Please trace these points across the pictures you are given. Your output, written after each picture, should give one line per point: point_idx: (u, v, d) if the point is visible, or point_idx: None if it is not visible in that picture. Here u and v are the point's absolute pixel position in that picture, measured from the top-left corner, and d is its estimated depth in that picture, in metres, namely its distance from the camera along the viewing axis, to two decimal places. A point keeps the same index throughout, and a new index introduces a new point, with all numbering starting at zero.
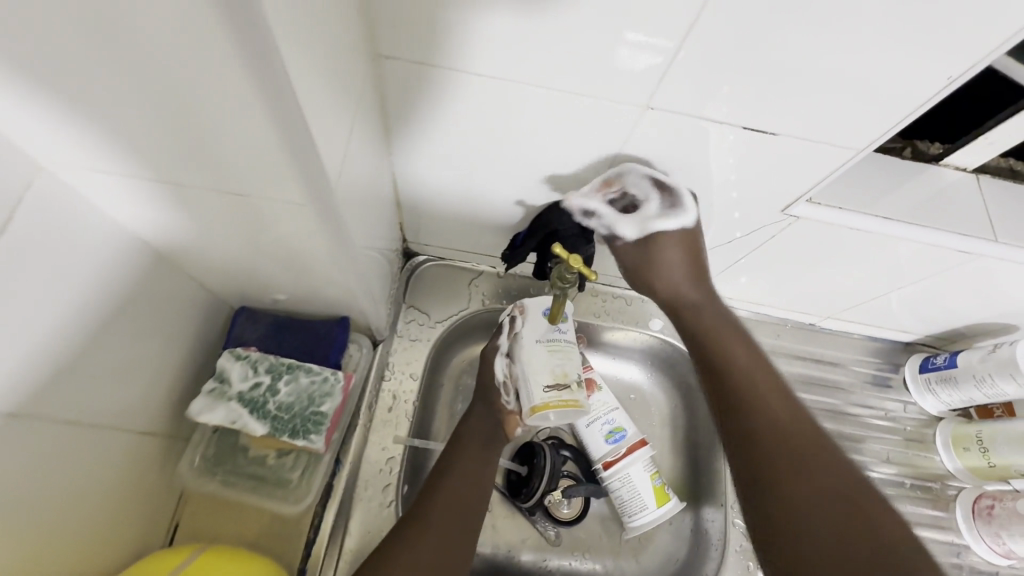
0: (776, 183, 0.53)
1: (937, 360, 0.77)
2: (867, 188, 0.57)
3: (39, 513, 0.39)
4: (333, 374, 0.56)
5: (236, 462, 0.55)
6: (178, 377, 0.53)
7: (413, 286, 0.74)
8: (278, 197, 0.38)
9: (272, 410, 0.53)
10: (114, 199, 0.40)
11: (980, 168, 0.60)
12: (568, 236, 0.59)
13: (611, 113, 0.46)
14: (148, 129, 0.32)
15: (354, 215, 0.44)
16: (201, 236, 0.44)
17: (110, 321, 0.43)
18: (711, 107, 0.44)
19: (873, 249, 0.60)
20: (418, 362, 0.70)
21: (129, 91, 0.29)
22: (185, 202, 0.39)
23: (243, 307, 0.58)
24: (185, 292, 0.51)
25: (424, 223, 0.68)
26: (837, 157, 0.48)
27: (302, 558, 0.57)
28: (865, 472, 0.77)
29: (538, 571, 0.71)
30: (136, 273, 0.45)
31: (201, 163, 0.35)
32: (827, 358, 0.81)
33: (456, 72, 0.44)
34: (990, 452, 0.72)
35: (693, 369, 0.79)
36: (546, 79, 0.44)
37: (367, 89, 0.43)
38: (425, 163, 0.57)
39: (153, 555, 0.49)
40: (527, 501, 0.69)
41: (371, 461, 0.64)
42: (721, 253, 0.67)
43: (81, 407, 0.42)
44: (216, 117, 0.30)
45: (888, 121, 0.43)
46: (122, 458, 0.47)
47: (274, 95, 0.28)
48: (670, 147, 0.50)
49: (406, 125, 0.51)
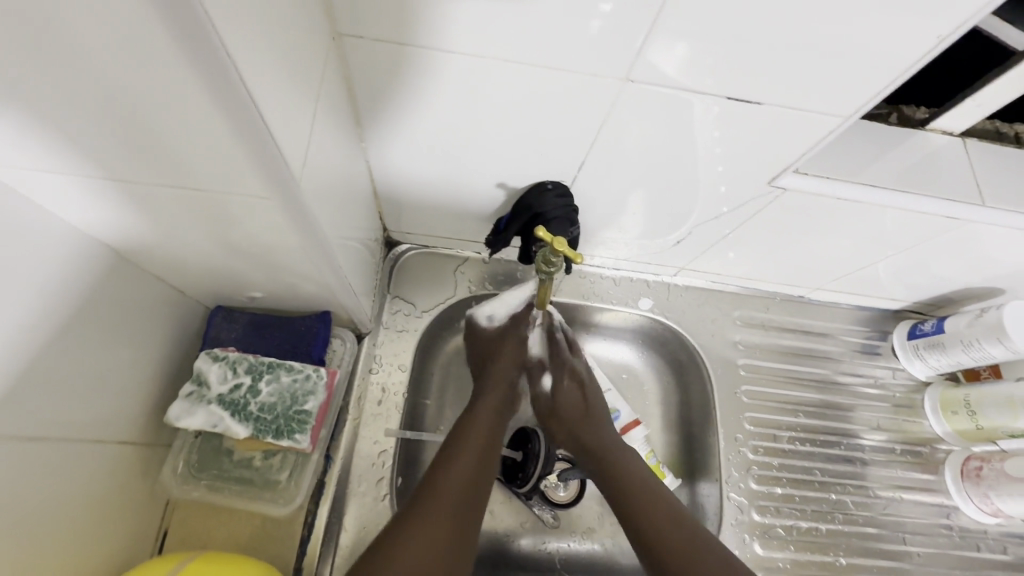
0: (762, 154, 0.51)
1: (925, 327, 0.77)
2: (853, 157, 0.56)
3: (17, 529, 0.38)
4: (315, 371, 0.54)
5: (221, 465, 0.53)
6: (152, 383, 0.51)
7: (396, 277, 0.72)
8: (239, 191, 0.35)
9: (254, 412, 0.52)
10: (65, 202, 0.38)
11: (967, 132, 0.59)
12: (552, 218, 0.57)
13: (588, 89, 0.45)
14: (86, 124, 0.30)
15: (324, 205, 0.42)
16: (162, 236, 0.42)
17: (72, 331, 0.41)
18: (691, 79, 0.43)
19: (861, 218, 0.59)
20: (406, 354, 0.69)
21: (59, 84, 0.27)
22: (142, 201, 0.38)
23: (220, 306, 0.56)
24: (152, 295, 0.49)
25: (404, 210, 0.66)
26: (823, 126, 0.47)
27: (297, 558, 0.56)
28: (857, 440, 0.78)
29: (536, 554, 0.71)
30: (99, 277, 0.43)
31: (151, 160, 0.33)
32: (816, 330, 0.81)
33: (423, 49, 0.42)
34: (978, 415, 0.73)
35: (684, 346, 0.79)
36: (515, 54, 0.42)
37: (329, 70, 0.40)
38: (399, 149, 0.54)
39: (142, 565, 0.48)
40: (523, 487, 0.69)
41: (362, 456, 0.63)
42: (708, 228, 0.65)
43: (44, 421, 0.40)
44: (157, 106, 0.28)
45: (873, 88, 0.42)
46: (101, 469, 0.46)
47: (215, 69, 0.26)
48: (653, 123, 0.48)
49: (374, 107, 0.49)
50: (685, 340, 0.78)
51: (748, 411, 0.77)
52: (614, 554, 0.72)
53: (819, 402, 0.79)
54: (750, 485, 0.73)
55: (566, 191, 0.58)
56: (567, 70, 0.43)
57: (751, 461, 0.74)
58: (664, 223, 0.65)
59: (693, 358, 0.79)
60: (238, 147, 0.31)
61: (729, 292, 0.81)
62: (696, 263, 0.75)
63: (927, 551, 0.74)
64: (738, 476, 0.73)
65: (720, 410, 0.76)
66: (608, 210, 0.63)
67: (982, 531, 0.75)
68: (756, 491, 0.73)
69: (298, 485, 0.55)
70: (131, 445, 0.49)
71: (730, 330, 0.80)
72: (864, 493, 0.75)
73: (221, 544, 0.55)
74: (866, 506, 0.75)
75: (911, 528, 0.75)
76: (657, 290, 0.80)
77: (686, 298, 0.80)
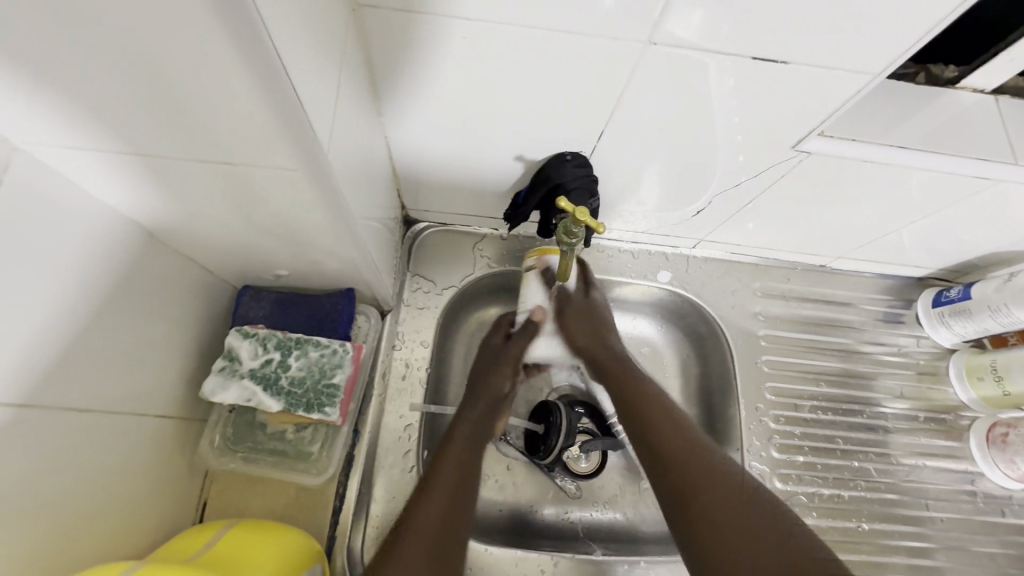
0: (785, 119, 0.50)
1: (951, 294, 0.76)
2: (879, 118, 0.55)
3: (72, 501, 0.41)
4: (340, 346, 0.56)
5: (256, 438, 0.56)
6: (186, 360, 0.53)
7: (416, 256, 0.73)
8: (265, 163, 0.35)
9: (285, 386, 0.54)
10: (102, 181, 0.39)
11: (999, 90, 0.57)
12: (572, 188, 0.56)
13: (610, 53, 0.44)
14: (118, 99, 0.30)
15: (349, 178, 0.43)
16: (191, 215, 0.43)
17: (113, 310, 0.43)
18: (716, 40, 0.42)
19: (886, 182, 0.58)
20: (428, 330, 0.70)
21: (98, 63, 0.27)
22: (175, 180, 0.38)
23: (247, 285, 0.58)
24: (184, 274, 0.51)
25: (423, 187, 0.66)
26: (851, 85, 0.46)
27: (331, 527, 0.58)
28: (879, 408, 0.77)
29: (559, 524, 0.73)
30: (136, 258, 0.45)
31: (184, 137, 0.34)
32: (838, 299, 0.80)
33: (442, 17, 0.41)
34: (1005, 380, 0.72)
35: (704, 318, 0.79)
36: (532, 17, 0.41)
37: (349, 43, 0.40)
38: (417, 125, 0.54)
39: (187, 532, 0.51)
40: (545, 458, 0.70)
41: (389, 429, 0.64)
42: (729, 198, 0.65)
43: (86, 395, 0.41)
44: (186, 76, 0.28)
45: (906, 41, 0.41)
46: (146, 442, 0.48)
47: (246, 38, 0.26)
48: (674, 91, 0.48)
49: (394, 83, 0.49)
50: (705, 312, 0.78)
51: (769, 382, 0.77)
52: (637, 524, 0.74)
53: (841, 372, 0.78)
54: (771, 453, 0.74)
55: (585, 162, 0.57)
56: (586, 34, 0.42)
57: (772, 430, 0.75)
58: (685, 194, 0.64)
59: (713, 330, 0.79)
60: (265, 115, 0.31)
61: (749, 263, 0.80)
62: (716, 234, 0.74)
63: (950, 517, 0.74)
64: (760, 445, 0.73)
65: (741, 380, 0.76)
66: (628, 182, 0.63)
67: (1006, 497, 0.75)
68: (778, 460, 0.73)
69: (329, 457, 0.57)
70: (170, 419, 0.51)
71: (751, 301, 0.79)
72: (887, 460, 0.75)
73: (258, 514, 0.57)
74: (889, 473, 0.75)
75: (935, 494, 0.75)
76: (676, 263, 0.79)
77: (705, 269, 0.79)
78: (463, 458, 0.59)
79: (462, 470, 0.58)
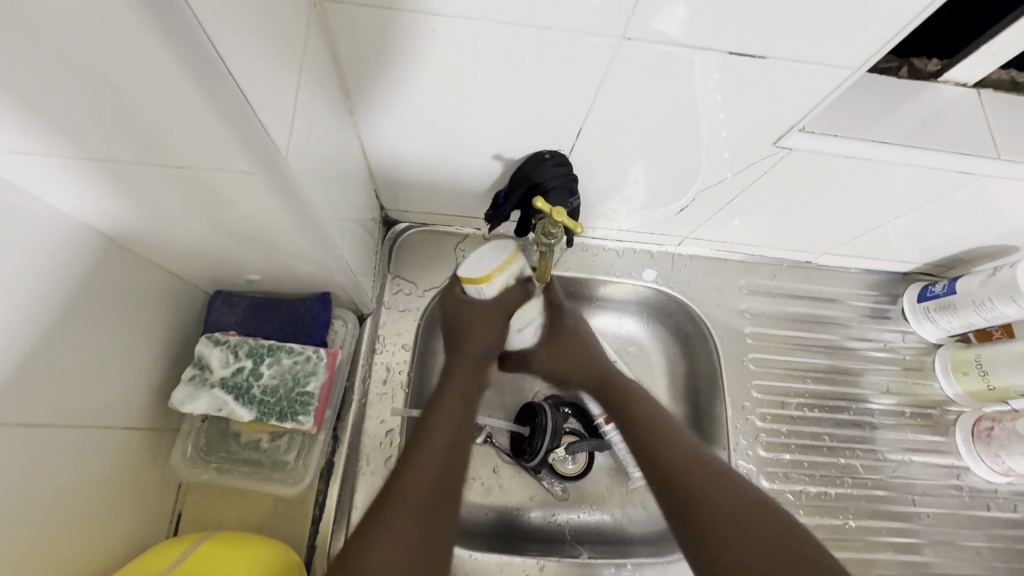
0: (765, 116, 0.49)
1: (935, 288, 0.76)
2: (861, 113, 0.54)
3: (37, 519, 0.39)
4: (314, 352, 0.55)
5: (230, 447, 0.54)
6: (156, 371, 0.52)
7: (397, 257, 0.71)
8: (223, 168, 0.34)
9: (257, 394, 0.52)
10: (54, 190, 0.37)
11: (981, 83, 0.57)
12: (551, 188, 0.55)
13: (586, 50, 0.43)
14: (60, 106, 0.29)
15: (316, 181, 0.41)
16: (152, 222, 0.42)
17: (75, 321, 0.42)
18: (692, 36, 0.41)
19: (869, 178, 0.57)
20: (409, 333, 0.69)
21: (28, 69, 0.26)
22: (130, 187, 0.37)
23: (219, 290, 0.56)
24: (150, 282, 0.49)
25: (401, 187, 0.64)
26: (831, 80, 0.45)
27: (310, 537, 0.57)
28: (866, 405, 0.77)
29: (546, 526, 0.72)
30: (97, 268, 0.43)
31: (135, 144, 0.32)
32: (824, 295, 0.80)
33: (410, 13, 0.40)
34: (990, 375, 0.72)
35: (690, 317, 0.78)
36: (503, 13, 0.40)
37: (311, 41, 0.39)
38: (391, 124, 0.53)
39: (160, 545, 0.49)
40: (531, 461, 0.68)
41: (369, 434, 0.63)
42: (712, 195, 0.64)
43: (49, 409, 0.40)
44: (130, 81, 0.27)
45: (884, 36, 0.40)
46: (115, 455, 0.47)
47: (184, 36, 0.25)
48: (652, 88, 0.47)
49: (365, 82, 0.48)
50: (691, 310, 0.78)
51: (756, 379, 0.76)
52: (625, 525, 0.73)
53: (827, 369, 0.78)
54: (758, 452, 0.73)
55: (564, 161, 0.56)
56: (562, 31, 0.41)
57: (759, 428, 0.74)
58: (668, 191, 0.63)
59: (699, 328, 0.78)
60: (218, 119, 0.30)
61: (734, 260, 0.80)
62: (701, 231, 0.74)
63: (938, 512, 0.74)
64: (747, 443, 0.73)
65: (728, 379, 0.76)
66: (610, 179, 0.62)
67: (992, 491, 0.75)
68: (765, 458, 0.73)
69: (306, 465, 0.56)
70: (140, 432, 0.50)
71: (736, 298, 0.79)
72: (873, 457, 0.75)
73: (234, 525, 0.56)
74: (876, 469, 0.75)
75: (922, 490, 0.75)
76: (662, 261, 0.78)
77: (691, 267, 0.79)
78: (448, 435, 0.56)
79: (449, 449, 0.55)
